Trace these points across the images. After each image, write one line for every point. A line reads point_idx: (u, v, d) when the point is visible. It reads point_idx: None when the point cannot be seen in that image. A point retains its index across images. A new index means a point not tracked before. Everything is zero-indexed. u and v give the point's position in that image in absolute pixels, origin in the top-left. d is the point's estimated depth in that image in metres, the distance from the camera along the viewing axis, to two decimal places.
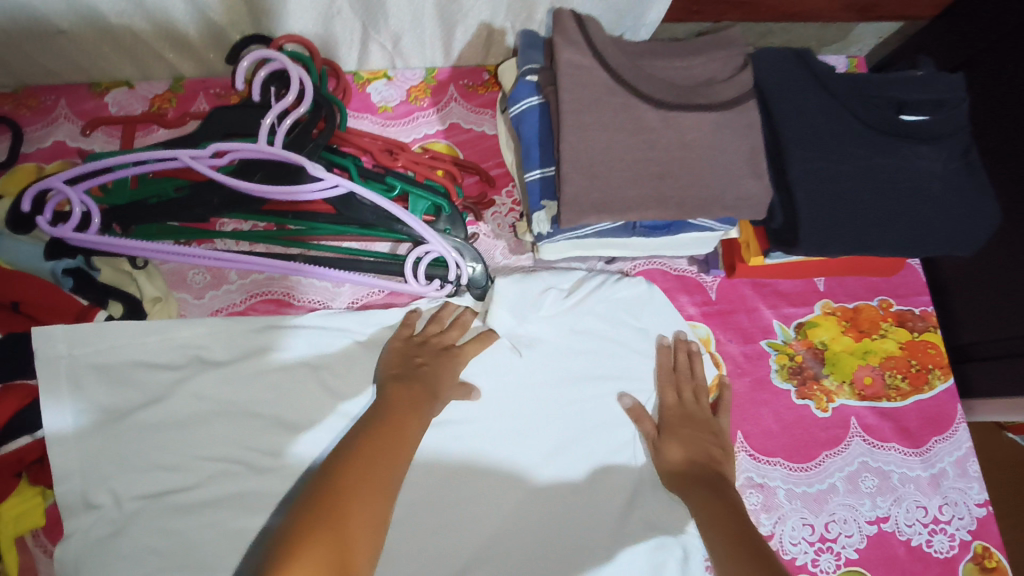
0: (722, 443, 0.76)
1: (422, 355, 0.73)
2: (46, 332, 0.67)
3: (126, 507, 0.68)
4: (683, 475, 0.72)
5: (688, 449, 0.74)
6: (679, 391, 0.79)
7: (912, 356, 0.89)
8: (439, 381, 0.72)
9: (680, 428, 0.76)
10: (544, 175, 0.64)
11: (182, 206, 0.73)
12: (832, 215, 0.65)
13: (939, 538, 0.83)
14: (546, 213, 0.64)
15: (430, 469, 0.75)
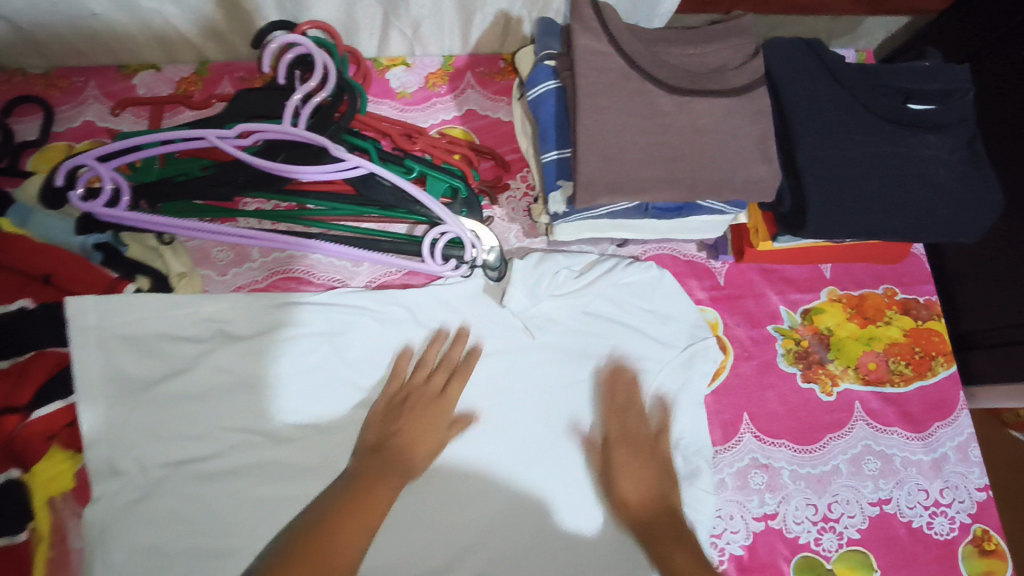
0: (668, 470, 0.76)
1: (404, 411, 0.73)
2: (77, 303, 0.69)
3: (151, 474, 0.70)
4: (639, 518, 0.72)
5: (640, 485, 0.74)
6: (622, 420, 0.78)
7: (916, 344, 0.91)
8: (416, 442, 0.71)
9: (627, 461, 0.76)
10: (560, 156, 0.66)
11: (207, 185, 0.75)
12: (841, 198, 0.67)
13: (939, 521, 0.85)
14: (562, 193, 0.66)
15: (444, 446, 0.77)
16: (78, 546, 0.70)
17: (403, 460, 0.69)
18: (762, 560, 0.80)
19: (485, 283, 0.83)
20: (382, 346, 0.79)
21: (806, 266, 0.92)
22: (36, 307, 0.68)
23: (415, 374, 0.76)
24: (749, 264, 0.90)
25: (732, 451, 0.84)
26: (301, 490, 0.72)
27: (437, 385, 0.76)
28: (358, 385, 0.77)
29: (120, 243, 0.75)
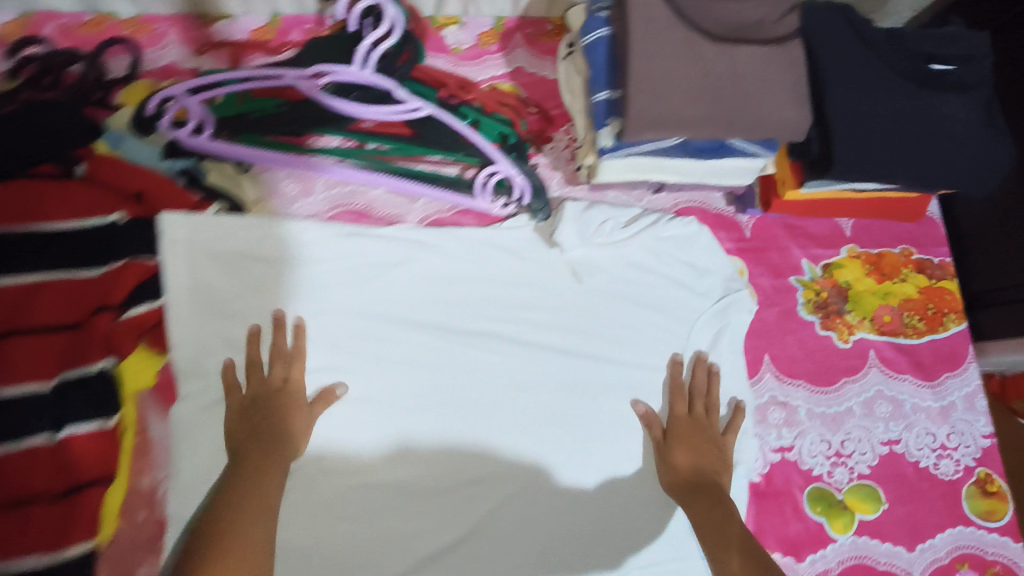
0: (722, 454, 0.83)
1: (264, 408, 0.76)
2: (173, 220, 0.78)
3: (232, 378, 0.79)
4: (687, 484, 0.79)
5: (692, 458, 0.82)
6: (693, 406, 0.85)
7: (929, 300, 0.96)
8: (291, 421, 0.76)
9: (688, 441, 0.83)
10: (610, 97, 0.71)
11: (283, 121, 0.84)
12: (865, 145, 0.72)
13: (945, 463, 0.91)
14: (610, 130, 0.71)
15: (489, 370, 0.84)
16: (159, 438, 0.77)
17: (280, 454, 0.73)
18: (777, 488, 0.87)
19: (533, 225, 0.88)
20: (434, 275, 0.85)
21: (828, 223, 0.97)
22: (127, 220, 0.76)
23: (256, 372, 0.78)
24: (775, 219, 0.96)
25: (754, 388, 0.90)
26: (360, 398, 0.81)
27: (294, 374, 0.78)
28: (411, 309, 0.84)
29: (201, 170, 0.82)
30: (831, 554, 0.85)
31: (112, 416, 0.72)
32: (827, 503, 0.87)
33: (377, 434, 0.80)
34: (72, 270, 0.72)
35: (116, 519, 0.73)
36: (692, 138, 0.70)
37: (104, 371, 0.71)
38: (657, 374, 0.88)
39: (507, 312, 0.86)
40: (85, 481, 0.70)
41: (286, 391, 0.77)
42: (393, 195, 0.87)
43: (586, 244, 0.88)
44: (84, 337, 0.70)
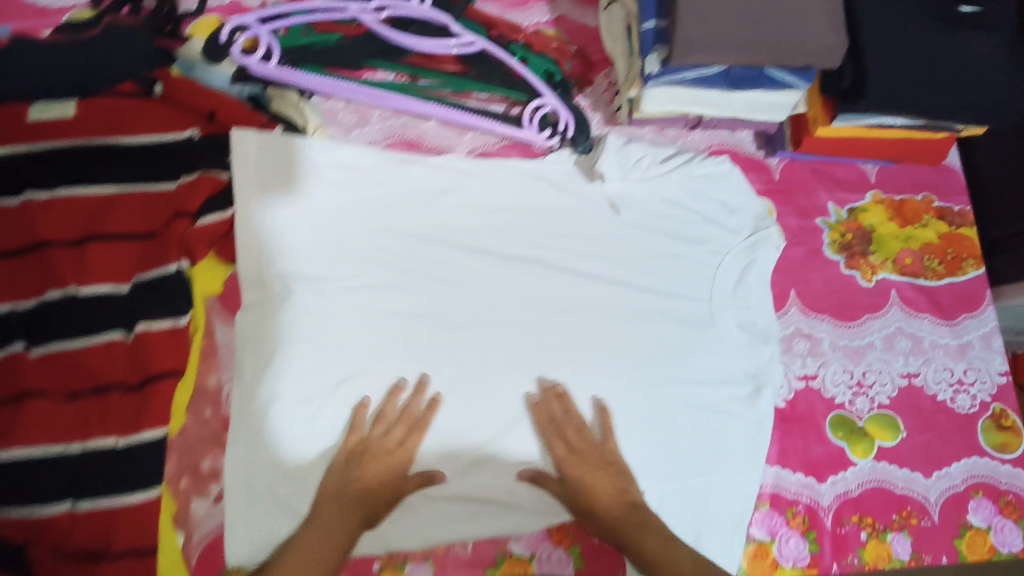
0: (619, 470, 0.83)
1: (369, 470, 0.78)
2: (243, 137, 0.82)
3: (289, 287, 0.82)
4: (608, 524, 0.80)
5: (597, 495, 0.80)
6: (571, 442, 0.83)
7: (948, 245, 1.01)
8: (376, 489, 0.77)
9: (583, 478, 0.81)
10: (658, 26, 0.77)
11: (342, 52, 0.90)
12: (894, 76, 0.77)
13: (962, 397, 0.95)
14: (657, 55, 0.77)
15: (528, 297, 0.89)
16: (223, 343, 0.82)
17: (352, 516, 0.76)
18: (801, 413, 0.91)
19: (574, 158, 0.93)
20: (481, 202, 0.90)
21: (854, 169, 1.02)
22: (200, 137, 0.83)
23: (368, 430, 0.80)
24: (803, 164, 1.01)
25: (780, 320, 0.95)
26: (412, 313, 0.86)
27: (400, 442, 0.80)
28: (458, 234, 0.89)
29: (266, 97, 0.87)
30: (851, 476, 0.90)
31: (183, 315, 0.77)
32: (848, 429, 0.91)
33: (424, 347, 0.85)
34: (146, 184, 0.81)
35: (184, 413, 0.78)
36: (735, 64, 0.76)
37: (180, 271, 0.78)
38: (689, 306, 0.92)
39: (547, 240, 0.91)
40: (157, 372, 0.75)
41: (389, 461, 0.79)
42: (442, 127, 0.93)
43: (623, 178, 0.93)
44: (156, 243, 0.79)
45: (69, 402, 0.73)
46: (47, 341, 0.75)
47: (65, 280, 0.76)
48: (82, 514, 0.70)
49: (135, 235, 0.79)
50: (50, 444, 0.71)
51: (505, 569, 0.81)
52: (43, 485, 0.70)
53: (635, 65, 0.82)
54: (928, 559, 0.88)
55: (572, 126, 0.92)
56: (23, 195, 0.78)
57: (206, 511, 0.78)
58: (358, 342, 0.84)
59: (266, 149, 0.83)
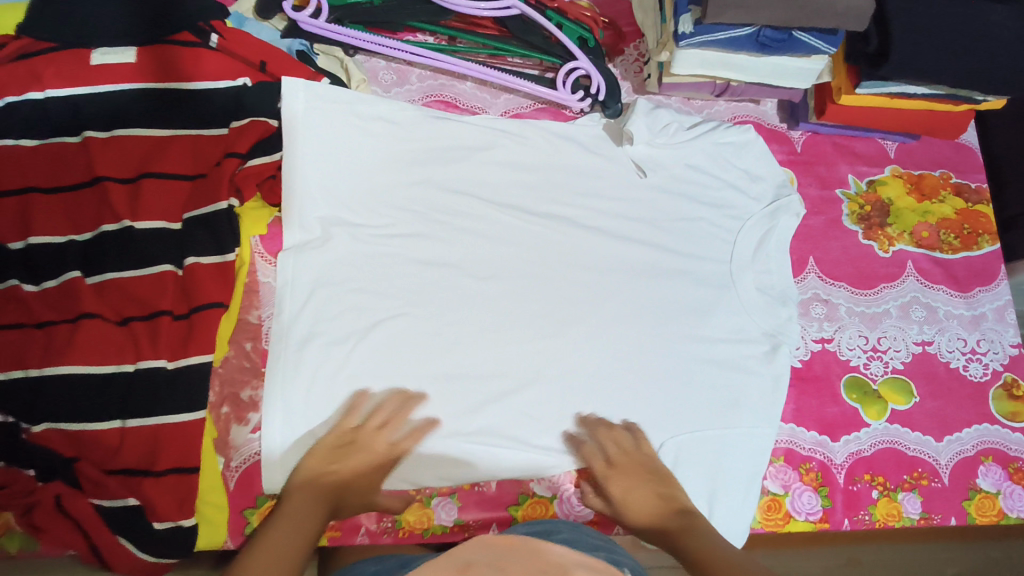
0: (664, 480, 0.80)
1: (328, 475, 0.74)
2: (292, 89, 0.87)
3: (327, 229, 0.85)
4: (655, 533, 0.76)
5: (638, 501, 0.78)
6: (609, 456, 0.81)
7: (965, 221, 1.03)
8: (356, 481, 0.75)
9: (625, 490, 0.79)
10: None
11: (384, 11, 0.92)
12: (919, 41, 0.80)
13: (974, 365, 0.97)
14: (691, 15, 0.83)
15: (555, 250, 0.91)
16: (265, 280, 0.86)
17: (305, 526, 0.69)
18: (816, 373, 0.94)
19: (603, 122, 0.98)
20: (513, 158, 0.94)
21: (874, 145, 1.05)
22: (252, 85, 0.87)
23: (325, 449, 0.76)
24: (824, 138, 1.04)
25: (799, 284, 0.98)
26: (441, 261, 0.87)
27: (389, 444, 0.78)
28: (490, 189, 0.92)
29: (313, 52, 0.94)
30: (865, 436, 0.91)
31: (230, 251, 0.81)
32: (861, 391, 0.93)
33: (451, 297, 0.86)
34: (200, 129, 0.85)
35: (227, 344, 0.82)
36: (766, 24, 0.81)
37: (229, 209, 0.82)
38: (712, 266, 0.94)
39: (576, 198, 0.94)
40: (204, 302, 0.78)
41: (350, 478, 0.75)
42: (478, 90, 0.99)
43: (650, 141, 0.96)
44: (207, 182, 0.83)
45: (123, 327, 0.78)
46: (103, 269, 0.78)
47: (120, 213, 0.80)
48: (129, 431, 0.74)
49: (187, 174, 0.84)
50: (103, 364, 0.75)
51: (527, 508, 0.83)
52: (96, 402, 0.74)
53: (668, 30, 0.88)
54: (938, 519, 0.89)
55: (604, 90, 0.97)
56: (84, 134, 0.83)
57: (245, 438, 0.80)
58: (385, 291, 0.85)
59: (312, 107, 0.88)
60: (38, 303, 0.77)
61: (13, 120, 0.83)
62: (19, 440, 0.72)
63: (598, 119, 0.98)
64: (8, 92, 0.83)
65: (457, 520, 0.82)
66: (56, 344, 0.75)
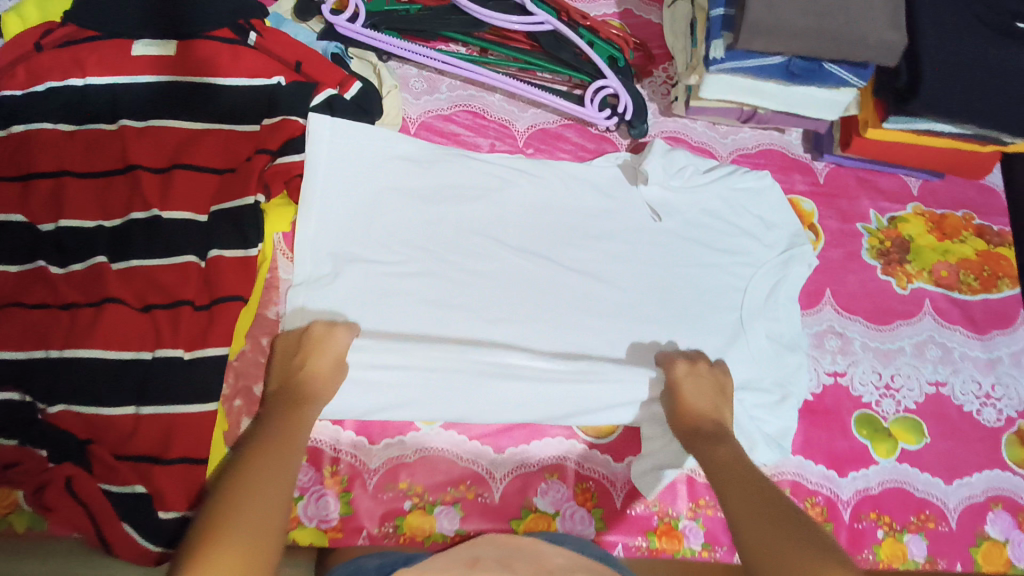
0: (723, 396, 0.81)
1: (297, 372, 0.75)
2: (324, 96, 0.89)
3: (350, 234, 0.87)
4: (688, 427, 0.78)
5: (698, 398, 0.80)
6: (693, 361, 0.84)
7: (985, 263, 1.02)
8: (320, 373, 0.76)
9: (685, 386, 0.81)
10: (727, 13, 0.83)
11: (419, 19, 0.94)
12: (949, 82, 0.80)
13: (988, 410, 0.96)
14: (723, 41, 0.83)
15: (569, 269, 0.91)
16: (284, 277, 0.88)
17: (296, 419, 0.70)
18: (827, 407, 0.93)
19: (619, 163, 0.98)
20: (535, 173, 0.95)
21: (897, 181, 1.05)
22: (286, 84, 0.89)
23: (281, 362, 0.77)
24: (848, 171, 1.04)
25: (814, 316, 0.97)
26: (458, 271, 0.88)
27: (333, 341, 0.78)
28: (512, 203, 0.93)
29: (346, 56, 0.94)
30: (873, 474, 0.90)
31: (254, 246, 0.82)
32: (872, 428, 0.93)
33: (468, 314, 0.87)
34: (234, 124, 0.87)
35: (244, 338, 0.83)
36: (799, 55, 0.81)
37: (256, 204, 0.83)
38: (726, 293, 0.94)
39: (597, 216, 0.95)
40: (226, 294, 0.80)
41: (308, 383, 0.74)
42: (507, 103, 1.00)
43: (665, 183, 0.96)
44: (236, 177, 0.84)
45: (145, 314, 0.79)
46: (128, 256, 0.80)
47: (149, 202, 0.82)
48: (144, 417, 0.75)
49: (217, 169, 0.85)
50: (124, 348, 0.76)
51: (529, 522, 0.83)
52: (112, 387, 0.75)
53: (698, 54, 0.89)
54: (944, 565, 0.87)
55: (631, 110, 0.97)
56: (120, 122, 0.85)
57: None
58: (403, 297, 0.86)
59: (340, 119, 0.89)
60: (64, 286, 0.78)
61: (51, 104, 0.85)
62: (35, 419, 0.73)
63: (617, 159, 0.98)
64: (50, 77, 0.85)
65: (458, 529, 0.82)
66: (78, 327, 0.76)
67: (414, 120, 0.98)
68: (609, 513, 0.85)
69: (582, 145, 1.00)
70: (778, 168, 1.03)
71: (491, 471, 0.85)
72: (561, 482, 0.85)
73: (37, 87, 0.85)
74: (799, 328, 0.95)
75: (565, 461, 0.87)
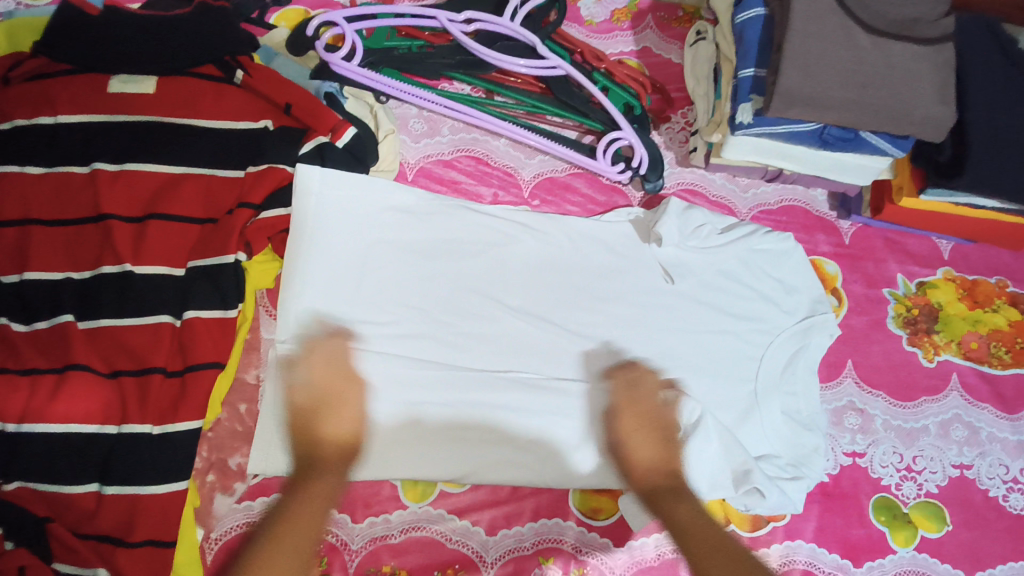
0: (673, 440, 0.68)
1: (324, 391, 0.69)
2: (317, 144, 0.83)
3: (338, 293, 0.80)
4: (643, 484, 0.65)
5: (648, 448, 0.67)
6: (636, 399, 0.71)
7: (1019, 334, 0.95)
8: (336, 387, 0.69)
9: (629, 431, 0.68)
10: (757, 74, 0.78)
11: (422, 60, 0.88)
12: (998, 154, 0.74)
13: (1015, 496, 0.89)
14: (752, 105, 0.77)
15: (572, 333, 0.85)
16: (266, 337, 0.84)
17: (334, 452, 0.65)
18: (844, 490, 0.87)
19: (631, 219, 0.91)
20: (541, 228, 0.89)
21: (927, 243, 0.99)
22: (274, 128, 0.83)
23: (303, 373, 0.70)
24: (876, 231, 0.98)
25: (833, 390, 0.91)
26: (452, 336, 0.82)
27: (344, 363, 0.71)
28: (514, 260, 0.86)
29: (341, 95, 0.88)
30: (889, 564, 0.84)
31: (233, 306, 0.77)
32: (891, 514, 0.86)
33: (459, 386, 0.79)
34: (217, 170, 0.81)
35: (220, 406, 0.78)
36: (833, 123, 0.75)
37: (236, 262, 0.77)
38: (740, 363, 0.87)
39: (604, 275, 0.88)
40: (201, 361, 0.74)
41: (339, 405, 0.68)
42: (512, 149, 0.95)
43: (681, 243, 0.89)
44: (217, 231, 0.78)
45: (112, 380, 0.73)
46: (96, 315, 0.74)
47: (121, 255, 0.75)
48: (107, 497, 0.69)
49: (197, 219, 0.79)
50: (86, 421, 0.70)
51: None
52: (74, 463, 0.69)
53: (723, 110, 0.84)
54: None
55: (646, 163, 0.90)
56: (93, 165, 0.78)
57: (228, 509, 0.76)
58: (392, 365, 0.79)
59: (332, 170, 0.82)
60: (27, 347, 0.73)
61: (20, 145, 0.78)
62: None
63: (629, 215, 0.92)
64: (19, 115, 0.79)
65: None
66: (38, 396, 0.70)
67: (412, 165, 0.93)
68: None
69: (592, 197, 0.95)
70: (802, 226, 0.96)
71: (481, 554, 0.79)
72: (559, 568, 0.79)
73: (4, 125, 0.79)
74: (819, 403, 0.88)
75: (560, 544, 0.80)
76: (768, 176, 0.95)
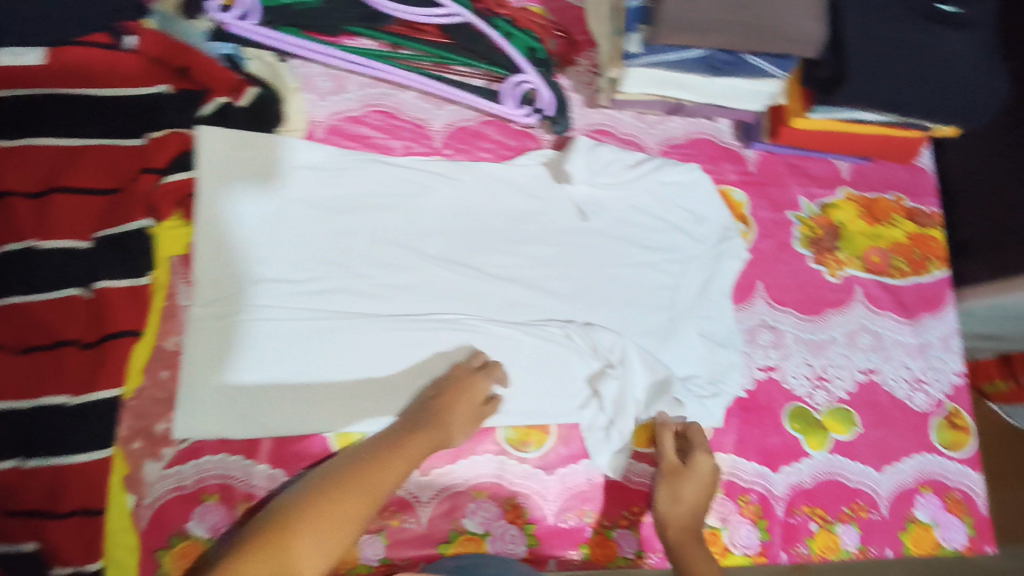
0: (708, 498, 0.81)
1: (417, 424, 0.76)
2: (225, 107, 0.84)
3: (249, 254, 0.80)
4: (676, 528, 0.78)
5: (691, 500, 0.80)
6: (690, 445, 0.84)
7: (915, 246, 1.01)
8: (450, 431, 0.77)
9: (677, 479, 0.81)
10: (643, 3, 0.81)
11: (324, 15, 0.91)
12: (873, 69, 0.78)
13: (919, 395, 0.96)
14: (638, 35, 0.81)
15: (492, 277, 0.87)
16: (185, 305, 0.80)
17: (372, 489, 0.69)
18: (760, 404, 0.91)
19: (542, 161, 0.93)
20: (452, 176, 0.90)
21: (828, 166, 1.03)
22: (172, 92, 0.83)
23: (437, 401, 0.78)
24: (779, 158, 1.02)
25: (747, 311, 0.95)
26: (371, 288, 0.83)
27: (451, 402, 0.77)
28: (427, 210, 0.88)
29: (241, 56, 0.88)
30: (805, 467, 0.89)
31: (144, 274, 0.77)
32: (804, 422, 0.92)
33: (384, 335, 0.81)
34: (115, 138, 0.79)
35: (140, 374, 0.77)
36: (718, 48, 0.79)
37: (144, 229, 0.77)
38: (658, 293, 0.91)
39: (520, 218, 0.90)
40: (117, 329, 0.74)
41: (424, 443, 0.74)
42: (420, 100, 0.94)
43: (591, 180, 0.92)
44: (120, 199, 0.77)
45: (23, 357, 0.72)
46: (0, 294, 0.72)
47: (21, 232, 0.74)
48: (29, 470, 0.69)
49: (100, 189, 0.77)
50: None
51: (457, 546, 0.80)
52: None
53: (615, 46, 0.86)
54: (874, 552, 0.87)
55: (552, 106, 0.94)
56: None
57: (159, 474, 0.75)
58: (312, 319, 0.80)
59: (234, 139, 0.83)
60: None
61: None
62: None
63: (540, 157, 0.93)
64: None
65: (383, 557, 0.79)
66: None
67: (322, 124, 0.90)
68: (542, 528, 0.82)
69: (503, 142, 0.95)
70: (708, 157, 1.00)
71: (416, 495, 0.81)
72: (491, 501, 0.82)
73: None
74: (733, 324, 0.93)
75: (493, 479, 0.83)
76: (670, 109, 0.98)
